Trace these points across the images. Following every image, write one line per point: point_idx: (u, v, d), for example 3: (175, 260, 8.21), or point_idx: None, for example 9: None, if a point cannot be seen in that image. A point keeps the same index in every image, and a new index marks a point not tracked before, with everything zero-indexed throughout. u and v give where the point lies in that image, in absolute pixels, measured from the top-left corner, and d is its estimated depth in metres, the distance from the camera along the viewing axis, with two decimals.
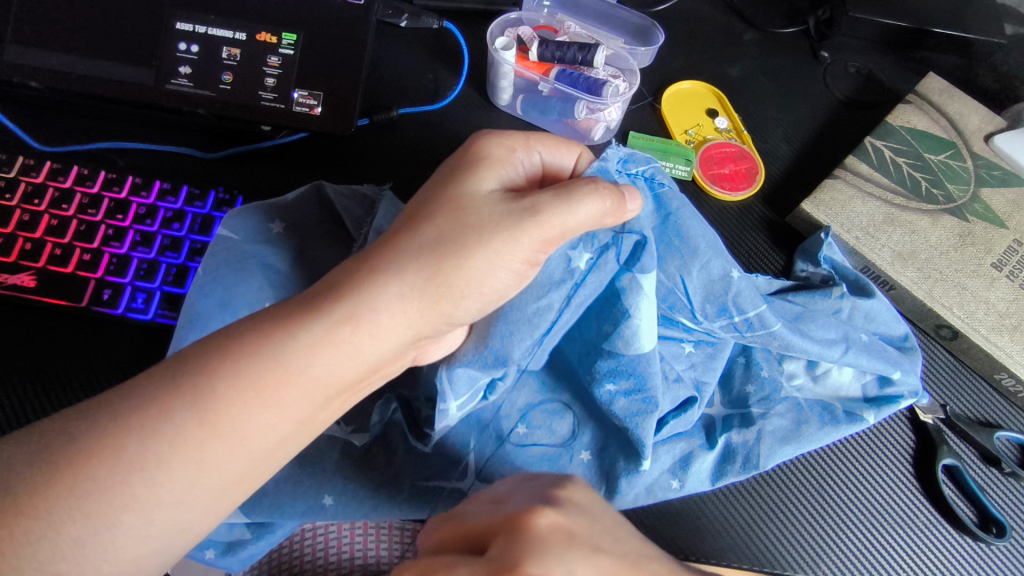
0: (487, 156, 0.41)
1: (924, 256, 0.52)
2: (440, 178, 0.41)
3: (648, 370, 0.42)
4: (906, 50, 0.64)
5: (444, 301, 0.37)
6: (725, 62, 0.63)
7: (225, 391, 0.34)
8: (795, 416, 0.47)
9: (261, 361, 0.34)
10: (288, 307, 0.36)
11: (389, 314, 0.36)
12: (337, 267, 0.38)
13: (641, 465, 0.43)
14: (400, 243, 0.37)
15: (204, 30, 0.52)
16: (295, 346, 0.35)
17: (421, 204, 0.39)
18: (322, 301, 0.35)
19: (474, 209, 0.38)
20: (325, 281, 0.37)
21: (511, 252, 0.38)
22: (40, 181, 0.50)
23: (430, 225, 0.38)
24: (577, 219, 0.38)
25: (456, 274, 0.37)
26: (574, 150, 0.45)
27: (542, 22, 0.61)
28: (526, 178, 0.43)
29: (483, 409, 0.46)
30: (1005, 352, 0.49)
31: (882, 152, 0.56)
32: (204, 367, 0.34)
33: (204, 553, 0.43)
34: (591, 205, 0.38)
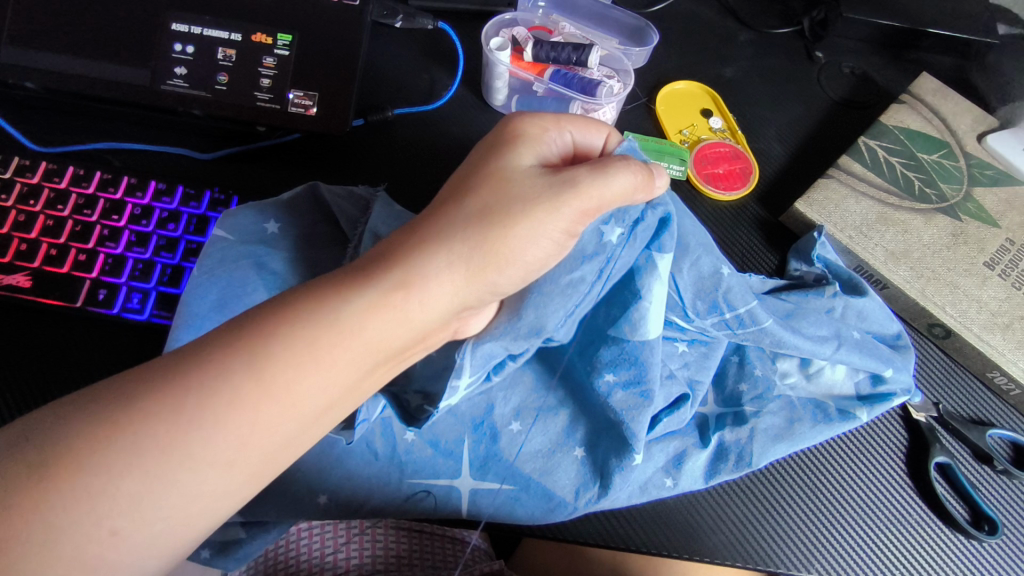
0: (523, 130, 0.41)
1: (916, 255, 0.52)
2: (478, 154, 0.41)
3: (649, 357, 0.43)
4: (900, 50, 0.64)
5: (486, 267, 0.37)
6: (719, 62, 0.63)
7: (285, 353, 0.33)
8: (787, 415, 0.47)
9: (310, 325, 0.34)
10: (336, 274, 0.36)
11: (439, 277, 0.36)
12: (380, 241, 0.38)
13: (632, 458, 0.43)
14: (444, 214, 0.37)
15: (199, 31, 0.52)
16: (347, 311, 0.34)
17: (462, 177, 0.40)
18: (371, 270, 0.35)
19: (514, 179, 0.39)
20: (365, 256, 0.37)
21: (554, 222, 0.38)
22: (35, 181, 0.50)
23: (472, 195, 0.38)
24: (615, 185, 0.39)
25: (502, 236, 0.37)
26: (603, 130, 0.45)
27: (537, 23, 0.61)
28: (559, 157, 0.43)
29: (473, 408, 0.45)
30: (997, 350, 0.49)
31: (876, 152, 0.56)
32: (257, 327, 0.33)
33: (200, 552, 0.43)
34: (626, 174, 0.39)
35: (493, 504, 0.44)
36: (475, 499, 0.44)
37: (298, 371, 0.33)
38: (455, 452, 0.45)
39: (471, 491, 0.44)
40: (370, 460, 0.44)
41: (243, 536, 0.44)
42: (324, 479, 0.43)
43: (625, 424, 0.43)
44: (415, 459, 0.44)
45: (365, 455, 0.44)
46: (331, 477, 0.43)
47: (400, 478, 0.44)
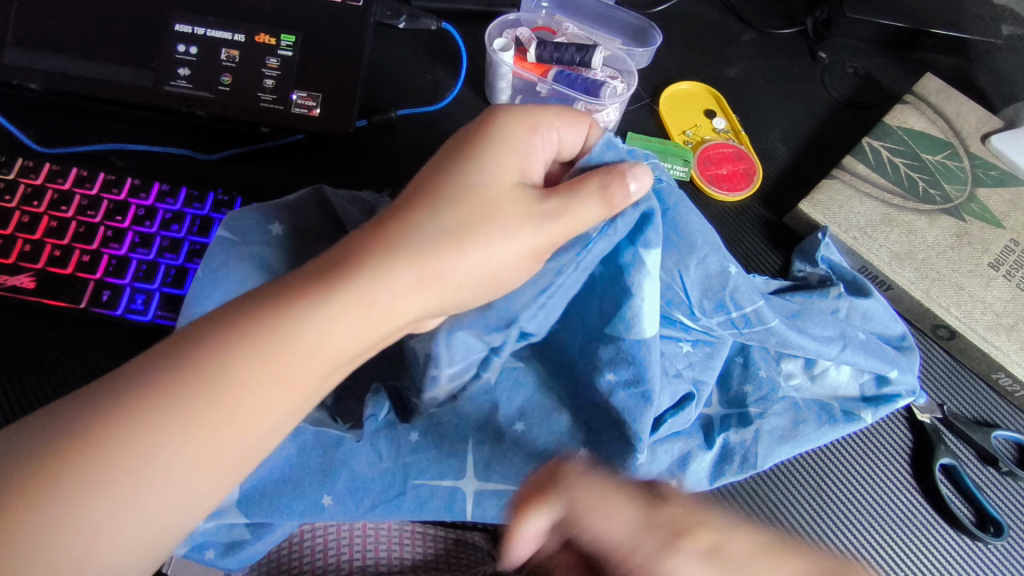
0: (505, 135, 0.40)
1: (921, 255, 0.52)
2: (456, 153, 0.40)
3: (648, 359, 0.42)
4: (903, 51, 0.64)
5: (447, 283, 0.37)
6: (722, 63, 0.63)
7: (247, 364, 0.33)
8: (792, 415, 0.47)
9: (273, 337, 0.33)
10: (300, 274, 0.35)
11: (404, 293, 0.36)
12: (352, 235, 0.37)
13: (637, 458, 0.43)
14: (411, 222, 0.37)
15: (203, 32, 0.52)
16: (310, 325, 0.34)
17: (435, 178, 0.39)
18: (334, 277, 0.35)
19: (488, 191, 0.38)
20: (332, 254, 0.36)
21: (521, 243, 0.38)
22: (40, 182, 0.50)
23: (452, 209, 0.38)
24: (586, 209, 0.38)
25: (468, 252, 0.37)
26: (586, 123, 0.43)
27: (540, 23, 0.61)
28: (543, 161, 0.42)
29: (480, 408, 0.46)
30: (1001, 351, 0.50)
31: (880, 152, 0.56)
32: (223, 333, 0.33)
33: (203, 553, 0.43)
34: (595, 199, 0.38)
35: (497, 507, 0.44)
36: (480, 501, 0.44)
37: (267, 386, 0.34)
38: (459, 453, 0.45)
39: (476, 492, 0.44)
40: (375, 461, 0.44)
41: (247, 538, 0.44)
42: (328, 481, 0.43)
43: (631, 423, 0.43)
44: (420, 460, 0.44)
45: (370, 456, 0.44)
46: (336, 478, 0.43)
47: (405, 479, 0.44)
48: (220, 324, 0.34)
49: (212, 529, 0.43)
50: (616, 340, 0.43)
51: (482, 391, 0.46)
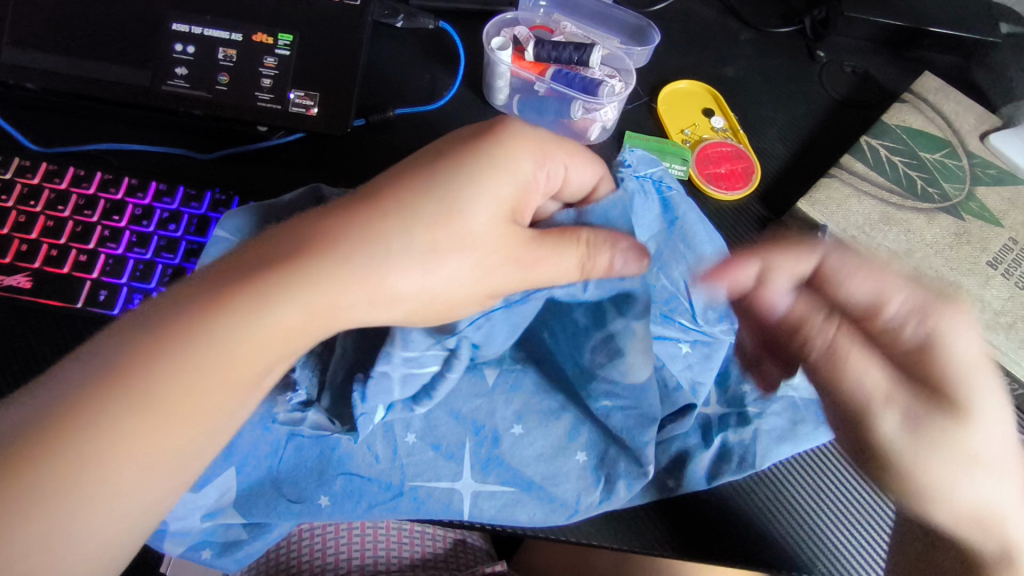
0: (507, 160, 0.39)
1: (919, 254, 0.52)
2: (450, 160, 0.39)
3: (650, 396, 0.43)
4: (901, 49, 0.64)
5: (393, 304, 0.37)
6: (720, 62, 0.63)
7: (188, 363, 0.33)
8: (790, 415, 0.47)
9: (215, 340, 0.34)
10: (262, 257, 0.36)
11: (350, 306, 0.36)
12: (320, 217, 0.37)
13: (646, 469, 0.43)
14: (379, 231, 0.37)
15: (200, 31, 0.52)
16: (253, 330, 0.35)
17: (418, 181, 0.38)
18: (266, 279, 0.35)
19: (467, 216, 0.38)
20: (295, 238, 0.36)
21: (483, 279, 0.39)
22: (35, 182, 0.50)
23: (428, 231, 0.37)
24: (560, 269, 0.40)
25: (423, 274, 0.37)
26: (598, 173, 0.44)
27: (538, 22, 0.61)
28: (545, 189, 0.42)
29: (477, 412, 0.45)
30: (1000, 350, 0.50)
31: (878, 151, 0.56)
32: (183, 317, 0.34)
33: (200, 553, 0.43)
34: (572, 266, 0.40)
35: (492, 508, 0.44)
36: (477, 502, 0.44)
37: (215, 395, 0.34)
38: (456, 455, 0.45)
39: (473, 494, 0.44)
40: (371, 463, 0.44)
41: (244, 538, 0.44)
42: (324, 481, 0.43)
43: (634, 440, 0.43)
44: (417, 462, 0.44)
45: (366, 458, 0.44)
46: (333, 478, 0.43)
47: (402, 481, 0.44)
48: (183, 307, 0.34)
49: (209, 530, 0.43)
50: (601, 377, 0.43)
51: (480, 394, 0.46)
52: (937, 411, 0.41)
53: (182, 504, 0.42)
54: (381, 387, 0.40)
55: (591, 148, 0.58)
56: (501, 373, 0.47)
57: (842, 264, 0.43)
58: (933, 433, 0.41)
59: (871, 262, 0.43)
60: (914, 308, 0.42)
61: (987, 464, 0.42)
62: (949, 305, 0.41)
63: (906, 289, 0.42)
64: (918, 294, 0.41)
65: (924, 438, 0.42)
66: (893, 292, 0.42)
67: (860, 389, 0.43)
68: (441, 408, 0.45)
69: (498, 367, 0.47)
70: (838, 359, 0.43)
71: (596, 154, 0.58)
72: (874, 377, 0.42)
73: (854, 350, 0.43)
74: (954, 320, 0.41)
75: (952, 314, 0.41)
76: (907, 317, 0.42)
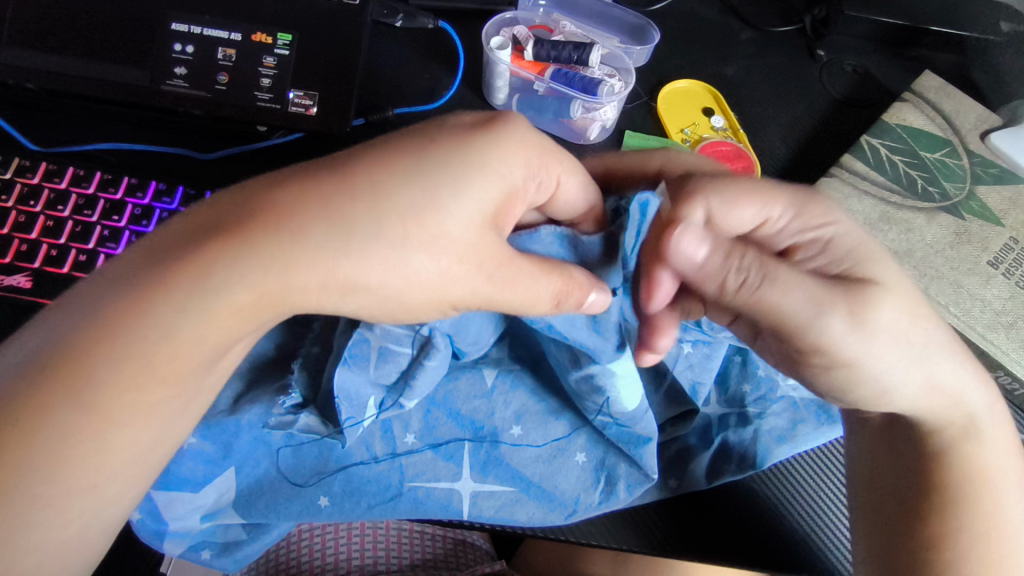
0: (498, 162, 0.35)
1: (919, 253, 0.52)
2: (438, 148, 0.35)
3: (642, 420, 0.42)
4: (902, 48, 0.64)
5: (350, 294, 0.34)
6: (721, 61, 0.63)
7: (147, 340, 0.32)
8: (791, 416, 0.46)
9: (154, 320, 0.32)
10: (219, 224, 0.33)
11: (302, 293, 0.34)
12: (285, 185, 0.33)
13: (651, 475, 0.43)
14: (342, 212, 0.33)
15: (199, 31, 0.52)
16: (205, 308, 0.33)
17: (398, 167, 0.34)
18: (200, 260, 0.33)
19: (447, 211, 0.34)
20: (256, 202, 0.33)
21: (445, 287, 0.35)
22: (35, 182, 0.50)
23: (399, 221, 0.33)
24: (532, 297, 0.36)
25: (389, 272, 0.34)
26: (592, 201, 0.41)
27: (537, 22, 0.61)
28: (533, 201, 0.39)
29: (476, 410, 0.45)
30: (1000, 350, 0.50)
31: (879, 150, 0.56)
32: (139, 286, 0.33)
33: (199, 554, 0.44)
34: (546, 296, 0.36)
35: (490, 508, 0.44)
36: (476, 502, 0.44)
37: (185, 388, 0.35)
38: (454, 455, 0.44)
39: (472, 494, 0.44)
40: (369, 462, 0.44)
41: (243, 538, 0.44)
42: (324, 481, 0.43)
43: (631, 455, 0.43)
44: (416, 462, 0.44)
45: (364, 457, 0.44)
46: (332, 478, 0.43)
47: (401, 481, 0.44)
48: (148, 272, 0.33)
49: (209, 530, 0.43)
50: (593, 400, 0.42)
51: (478, 395, 0.45)
52: (867, 303, 0.37)
53: (182, 504, 0.42)
54: (347, 389, 0.40)
55: (591, 148, 0.58)
56: (500, 372, 0.46)
57: (716, 196, 0.41)
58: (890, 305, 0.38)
59: (745, 185, 0.41)
60: (795, 216, 0.41)
61: (930, 338, 0.39)
62: (810, 200, 0.42)
63: (781, 201, 0.41)
64: (790, 201, 0.41)
65: (870, 326, 0.37)
66: (774, 205, 0.41)
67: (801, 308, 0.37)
68: (440, 407, 0.45)
69: (497, 367, 0.46)
70: (771, 300, 0.37)
71: (595, 154, 0.57)
72: (812, 283, 0.37)
73: (784, 271, 0.37)
74: (830, 212, 0.41)
75: (824, 209, 0.41)
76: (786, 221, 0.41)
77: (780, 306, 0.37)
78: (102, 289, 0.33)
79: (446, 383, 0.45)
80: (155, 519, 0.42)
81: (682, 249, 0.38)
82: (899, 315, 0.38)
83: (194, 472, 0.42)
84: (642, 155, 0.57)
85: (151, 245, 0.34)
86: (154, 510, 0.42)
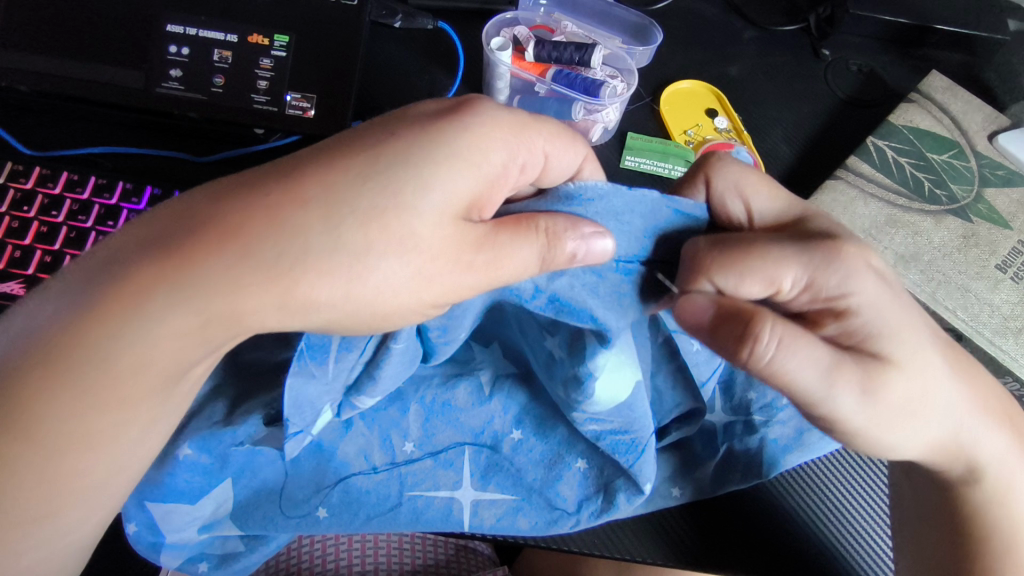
0: (466, 149, 0.34)
1: (927, 258, 0.51)
2: (400, 142, 0.34)
3: (640, 418, 0.39)
4: (907, 47, 0.63)
5: (313, 311, 0.33)
6: (724, 61, 0.62)
7: (123, 344, 0.32)
8: (797, 424, 0.44)
9: (114, 332, 0.32)
10: (164, 240, 0.32)
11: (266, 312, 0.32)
12: (235, 196, 0.32)
13: (644, 489, 0.41)
14: (290, 219, 0.32)
15: (194, 32, 0.51)
16: (173, 317, 0.32)
17: (355, 165, 0.33)
18: (144, 269, 0.31)
19: (413, 210, 0.32)
20: (208, 213, 0.32)
21: (425, 288, 0.33)
22: (28, 187, 0.50)
23: (360, 226, 0.32)
24: (522, 269, 0.34)
25: (359, 285, 0.32)
26: (582, 155, 0.39)
27: (538, 21, 0.60)
28: (523, 172, 0.36)
29: (473, 419, 0.44)
30: (1008, 355, 0.49)
31: (884, 152, 0.55)
32: (100, 297, 0.31)
33: (197, 566, 0.44)
34: (534, 258, 0.33)
35: (491, 518, 0.44)
36: (477, 511, 0.44)
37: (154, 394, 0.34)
38: (454, 464, 0.44)
39: (472, 503, 0.44)
40: (368, 473, 0.43)
41: (242, 549, 0.44)
42: (322, 492, 0.43)
43: (624, 464, 0.41)
44: (416, 471, 0.43)
45: (363, 468, 0.43)
46: (331, 490, 0.43)
47: (400, 491, 0.43)
48: (100, 279, 0.32)
49: (206, 541, 0.43)
50: (577, 409, 0.39)
51: (476, 404, 0.44)
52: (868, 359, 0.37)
53: (179, 516, 0.41)
54: (298, 398, 0.36)
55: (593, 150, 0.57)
56: (496, 382, 0.44)
57: (724, 263, 0.35)
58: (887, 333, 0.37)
59: (755, 253, 0.36)
60: (809, 281, 0.37)
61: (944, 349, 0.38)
62: (832, 258, 0.37)
63: (796, 261, 0.36)
64: (806, 262, 0.37)
65: (882, 401, 0.36)
66: (785, 273, 0.36)
67: (807, 380, 0.35)
68: (439, 416, 0.43)
69: (493, 371, 0.44)
70: (784, 370, 0.34)
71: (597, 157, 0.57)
72: (827, 354, 0.35)
73: (801, 344, 0.34)
74: (853, 273, 0.37)
75: (845, 269, 0.37)
76: (800, 285, 0.37)
77: (791, 377, 0.35)
78: (71, 313, 0.32)
79: (444, 391, 0.43)
80: (152, 531, 0.41)
81: (686, 308, 0.36)
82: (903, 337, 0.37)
83: (190, 485, 0.41)
84: (644, 157, 0.56)
85: (107, 252, 0.33)
86: (151, 522, 0.41)
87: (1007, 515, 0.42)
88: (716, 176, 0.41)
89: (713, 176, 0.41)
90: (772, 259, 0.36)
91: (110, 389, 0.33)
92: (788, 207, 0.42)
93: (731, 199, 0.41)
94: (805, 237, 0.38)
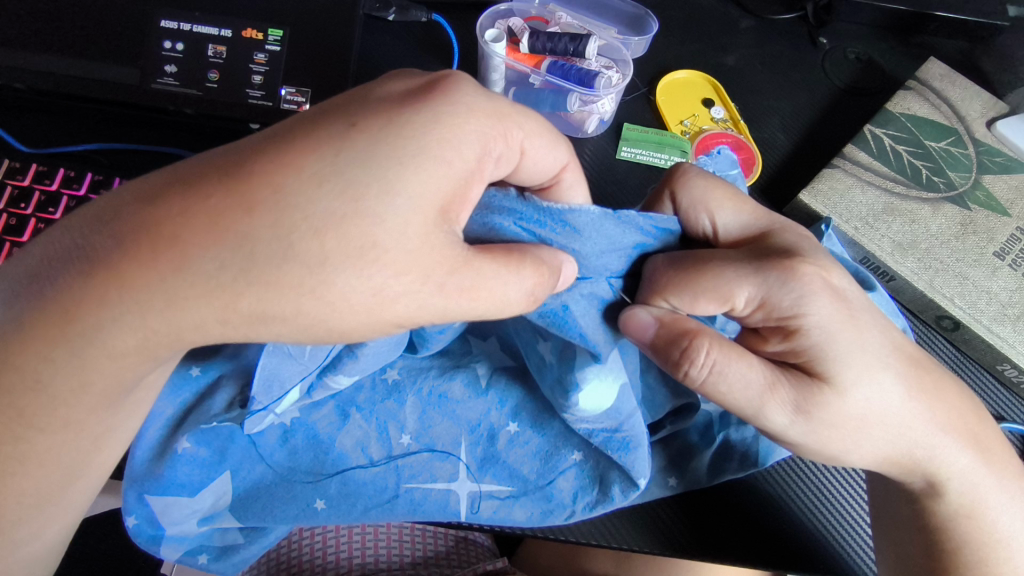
0: (437, 146, 0.31)
1: (924, 246, 0.51)
2: (353, 124, 0.31)
3: (628, 417, 0.39)
4: (906, 34, 0.63)
5: (261, 322, 0.30)
6: (720, 51, 0.62)
7: (105, 341, 0.31)
8: None
9: (97, 332, 0.31)
10: (107, 239, 0.30)
11: (218, 325, 0.30)
12: (170, 197, 0.30)
13: (638, 486, 0.40)
14: (236, 228, 0.29)
15: (189, 28, 0.51)
16: (135, 319, 0.30)
17: (312, 165, 0.29)
18: (90, 271, 0.30)
19: (376, 218, 0.29)
20: (147, 217, 0.30)
21: (382, 309, 0.31)
22: (26, 184, 0.50)
23: (303, 222, 0.29)
24: (502, 300, 0.33)
25: (313, 301, 0.30)
26: (563, 160, 0.39)
27: (533, 13, 0.60)
28: (502, 170, 0.35)
29: (467, 412, 0.44)
30: (1007, 343, 0.49)
31: (882, 140, 0.55)
32: (79, 295, 0.31)
33: (197, 558, 0.44)
34: (518, 298, 0.33)
35: (489, 509, 0.44)
36: (474, 503, 0.43)
37: (100, 412, 0.35)
38: (452, 455, 0.44)
39: (470, 494, 0.43)
40: (365, 465, 0.43)
41: (240, 542, 0.44)
42: (320, 485, 0.43)
43: (616, 460, 0.40)
44: (413, 463, 0.44)
45: (361, 461, 0.43)
46: (329, 481, 0.43)
47: (397, 483, 0.43)
48: (71, 270, 0.31)
49: (206, 534, 0.43)
50: (563, 412, 0.39)
51: (472, 396, 0.44)
52: (847, 358, 0.37)
53: (179, 509, 0.42)
54: (271, 375, 0.37)
55: (588, 141, 0.57)
56: (493, 375, 0.44)
57: (677, 284, 0.37)
58: (848, 331, 0.37)
59: (704, 275, 0.37)
60: (763, 299, 0.37)
61: None
62: (787, 276, 0.37)
63: (749, 280, 0.37)
64: (760, 280, 0.37)
65: (816, 418, 0.37)
66: (737, 291, 0.37)
67: (751, 395, 0.37)
68: (435, 407, 0.44)
69: (489, 365, 0.45)
70: (719, 389, 0.37)
71: (592, 147, 0.57)
72: (760, 372, 0.37)
73: (733, 365, 0.37)
74: (807, 292, 0.37)
75: (803, 290, 0.37)
76: (754, 299, 0.37)
77: (733, 394, 0.37)
78: (51, 312, 0.31)
79: (441, 383, 0.44)
80: (153, 524, 0.42)
81: (632, 324, 0.37)
82: (872, 334, 0.38)
83: (190, 478, 0.42)
84: (640, 148, 0.56)
85: (66, 235, 0.32)
86: (152, 516, 0.42)
87: (996, 508, 0.41)
88: (681, 190, 0.41)
89: (677, 193, 0.41)
90: (731, 275, 0.37)
91: (91, 388, 0.33)
92: (756, 219, 0.41)
93: (697, 214, 0.41)
94: (765, 252, 0.39)
